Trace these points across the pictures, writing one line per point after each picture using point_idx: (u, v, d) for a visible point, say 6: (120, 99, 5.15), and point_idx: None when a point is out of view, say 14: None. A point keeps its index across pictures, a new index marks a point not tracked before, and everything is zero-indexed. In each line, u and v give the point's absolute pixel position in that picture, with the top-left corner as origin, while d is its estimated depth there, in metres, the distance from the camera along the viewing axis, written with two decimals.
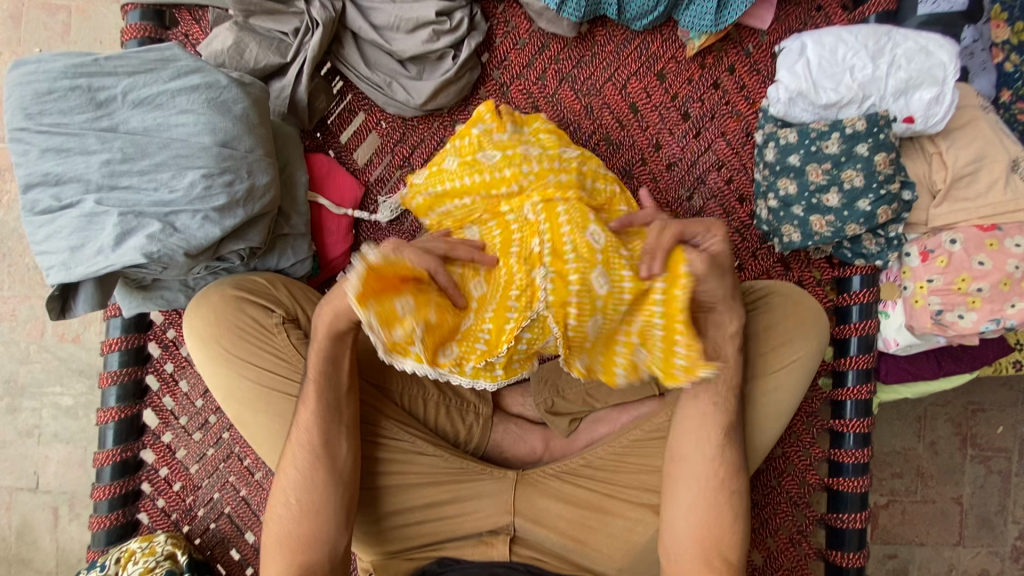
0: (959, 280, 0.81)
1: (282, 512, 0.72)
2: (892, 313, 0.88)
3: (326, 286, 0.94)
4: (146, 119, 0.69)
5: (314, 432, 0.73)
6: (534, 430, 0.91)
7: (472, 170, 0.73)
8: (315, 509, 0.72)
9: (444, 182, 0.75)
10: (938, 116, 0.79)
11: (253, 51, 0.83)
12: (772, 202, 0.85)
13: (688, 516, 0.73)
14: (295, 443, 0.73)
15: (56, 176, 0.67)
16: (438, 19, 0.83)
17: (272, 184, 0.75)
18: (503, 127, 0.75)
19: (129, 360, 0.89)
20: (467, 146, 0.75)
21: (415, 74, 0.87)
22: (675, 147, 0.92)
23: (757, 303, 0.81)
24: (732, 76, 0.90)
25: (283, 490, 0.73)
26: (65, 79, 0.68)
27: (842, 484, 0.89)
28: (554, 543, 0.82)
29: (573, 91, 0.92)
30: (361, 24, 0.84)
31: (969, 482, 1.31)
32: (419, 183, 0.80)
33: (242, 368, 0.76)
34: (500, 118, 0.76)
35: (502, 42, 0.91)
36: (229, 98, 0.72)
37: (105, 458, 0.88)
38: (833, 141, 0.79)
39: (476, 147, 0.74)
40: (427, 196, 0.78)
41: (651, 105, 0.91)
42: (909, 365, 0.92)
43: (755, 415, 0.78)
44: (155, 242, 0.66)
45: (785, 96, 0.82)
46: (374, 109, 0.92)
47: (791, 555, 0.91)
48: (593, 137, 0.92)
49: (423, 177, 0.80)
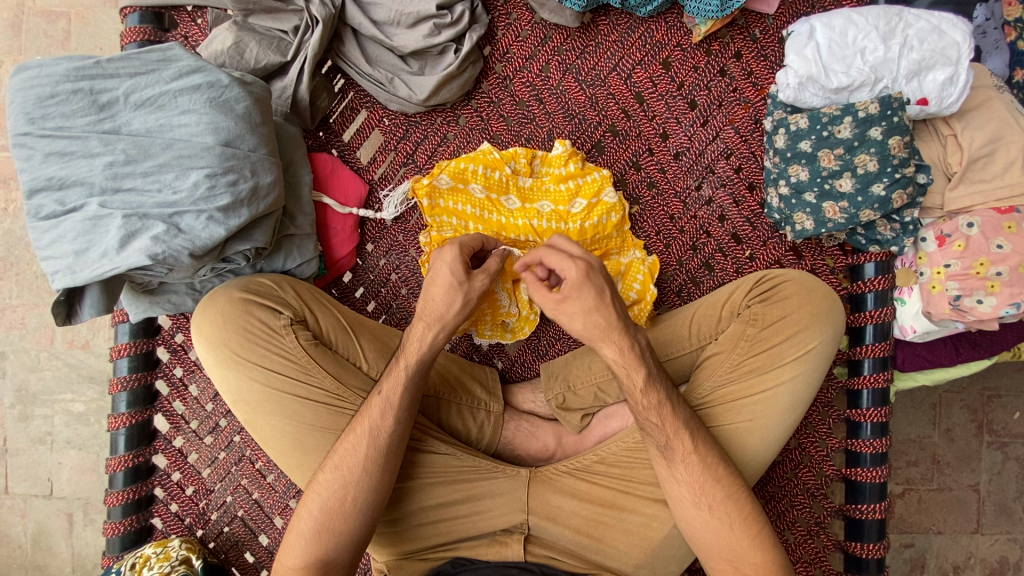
0: (977, 264, 0.79)
1: (302, 516, 0.72)
2: (908, 299, 0.86)
3: (333, 286, 0.93)
4: (149, 121, 0.68)
5: (347, 448, 0.72)
6: (546, 426, 0.90)
7: (497, 206, 0.88)
8: (333, 514, 0.71)
9: (467, 206, 0.87)
10: (953, 97, 0.77)
11: (253, 50, 0.82)
12: (784, 189, 0.84)
13: (707, 513, 0.72)
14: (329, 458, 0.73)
15: (61, 180, 0.66)
16: (439, 13, 0.82)
17: (276, 183, 0.74)
18: (529, 171, 0.89)
19: (138, 365, 0.88)
20: (496, 181, 0.88)
21: (416, 69, 0.86)
22: (682, 137, 0.90)
23: (771, 293, 0.79)
24: (738, 62, 0.89)
25: (306, 500, 0.72)
26: (65, 82, 0.67)
27: (860, 474, 0.88)
28: (568, 541, 0.82)
29: (577, 82, 0.90)
30: (360, 20, 0.83)
31: (986, 470, 1.30)
32: (440, 188, 0.86)
33: (251, 371, 0.76)
34: (530, 160, 0.89)
35: (504, 35, 0.90)
36: (231, 97, 0.71)
37: (116, 464, 0.87)
38: (845, 125, 0.78)
39: (501, 183, 0.88)
40: (448, 206, 0.86)
41: (657, 94, 0.90)
42: (927, 352, 0.90)
43: (768, 405, 0.77)
44: (159, 243, 0.66)
45: (795, 82, 0.80)
46: (377, 106, 0.91)
47: (809, 547, 0.90)
48: (598, 128, 0.91)
49: (445, 184, 0.86)
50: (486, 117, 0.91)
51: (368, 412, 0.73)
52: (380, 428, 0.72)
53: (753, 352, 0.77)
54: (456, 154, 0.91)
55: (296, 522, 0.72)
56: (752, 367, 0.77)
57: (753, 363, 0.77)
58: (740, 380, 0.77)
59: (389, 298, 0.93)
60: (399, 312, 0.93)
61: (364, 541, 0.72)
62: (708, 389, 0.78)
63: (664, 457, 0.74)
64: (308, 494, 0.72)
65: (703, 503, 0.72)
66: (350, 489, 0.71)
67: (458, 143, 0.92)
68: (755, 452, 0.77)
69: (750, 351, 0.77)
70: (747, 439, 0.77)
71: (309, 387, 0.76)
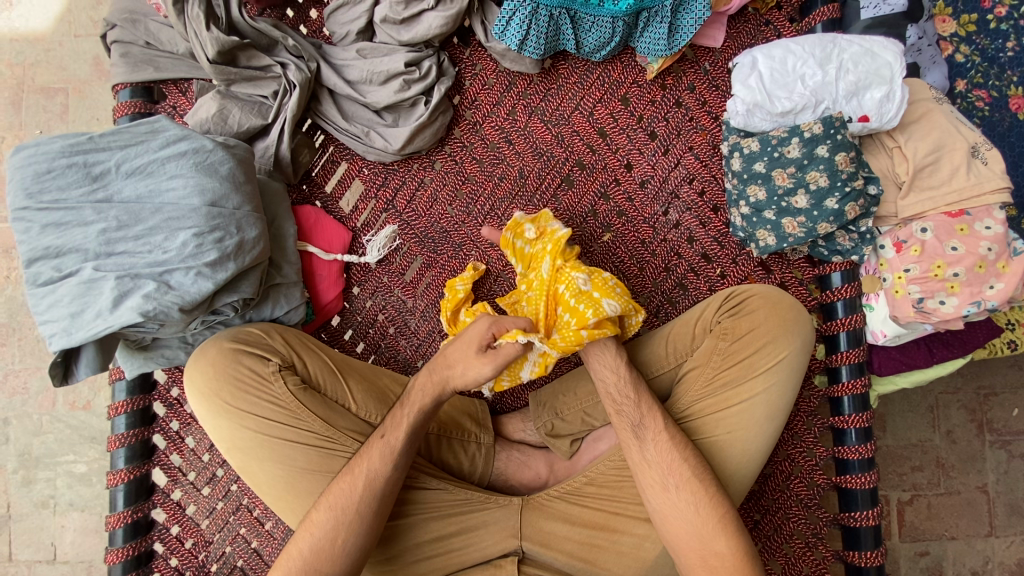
0: (935, 267, 0.82)
1: (290, 563, 0.72)
2: (876, 305, 0.89)
3: (322, 330, 0.96)
4: (139, 187, 0.73)
5: (340, 492, 0.74)
6: (536, 454, 0.92)
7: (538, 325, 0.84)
8: (326, 558, 0.72)
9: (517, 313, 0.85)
10: (891, 112, 0.82)
11: (235, 116, 0.87)
12: (745, 209, 0.88)
13: (697, 530, 0.73)
14: (320, 503, 0.74)
15: (57, 249, 0.70)
16: (407, 69, 0.88)
17: (261, 237, 0.79)
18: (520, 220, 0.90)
19: (135, 421, 0.90)
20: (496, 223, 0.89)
21: (390, 122, 0.92)
22: (646, 166, 0.95)
23: (739, 307, 0.82)
24: (692, 93, 0.95)
25: (298, 545, 0.73)
26: (60, 158, 0.72)
27: (850, 481, 0.89)
28: (564, 565, 0.82)
29: (543, 123, 0.96)
30: (335, 81, 0.89)
31: (992, 470, 1.29)
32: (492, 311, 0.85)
33: (242, 418, 0.78)
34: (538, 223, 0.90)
35: (471, 85, 0.96)
36: (215, 160, 0.76)
37: (116, 521, 0.88)
38: (793, 145, 0.83)
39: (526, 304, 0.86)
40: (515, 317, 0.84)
41: (618, 129, 0.95)
42: (902, 355, 0.92)
43: (743, 418, 0.79)
44: (151, 301, 0.69)
45: (743, 109, 0.85)
46: (356, 158, 0.96)
47: (809, 560, 0.90)
48: (566, 164, 0.96)
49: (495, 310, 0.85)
50: (460, 160, 0.96)
51: (369, 449, 0.76)
52: (375, 470, 0.74)
53: (725, 365, 0.80)
54: (433, 198, 0.96)
55: (284, 561, 0.73)
56: (726, 380, 0.79)
57: (726, 375, 0.79)
58: (716, 394, 0.80)
59: (377, 339, 0.96)
60: (387, 351, 0.96)
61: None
62: (687, 403, 0.81)
63: (651, 476, 0.75)
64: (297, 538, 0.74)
65: (690, 515, 0.73)
66: (349, 526, 0.73)
67: (436, 187, 0.96)
68: (738, 464, 0.79)
69: (722, 365, 0.80)
70: (729, 451, 0.79)
71: (298, 431, 0.78)
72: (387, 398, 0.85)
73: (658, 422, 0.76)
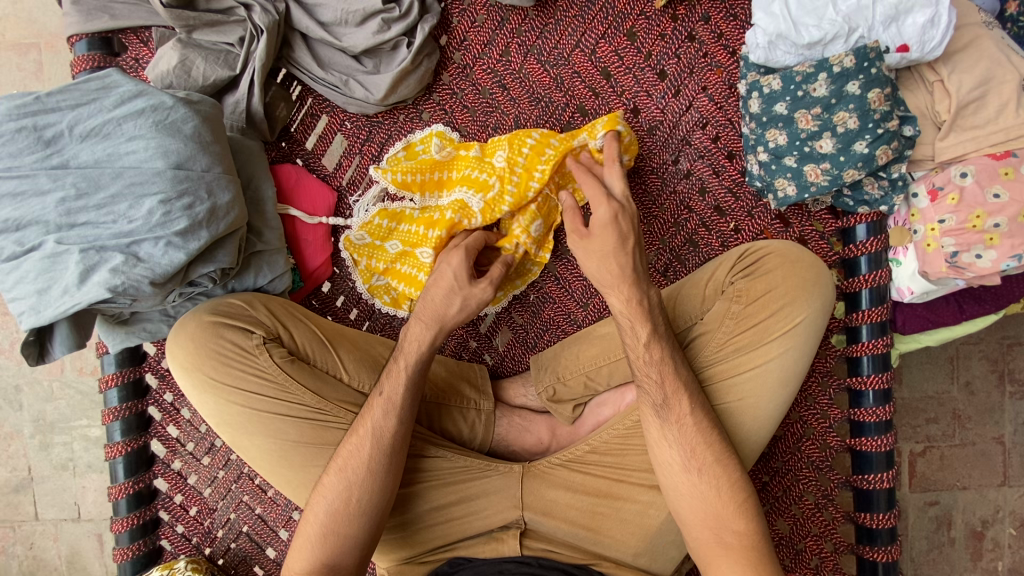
0: (974, 217, 0.74)
1: (302, 541, 0.71)
2: (903, 260, 0.82)
3: (312, 298, 0.92)
4: (96, 151, 0.67)
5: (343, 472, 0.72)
6: (538, 419, 0.89)
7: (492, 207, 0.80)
8: (336, 533, 0.70)
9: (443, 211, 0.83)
10: (935, 40, 0.71)
11: (199, 67, 0.80)
12: (763, 155, 0.80)
13: (701, 496, 0.70)
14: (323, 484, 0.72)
15: (16, 222, 0.65)
16: (386, 7, 0.79)
17: (235, 201, 0.73)
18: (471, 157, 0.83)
19: (128, 395, 0.89)
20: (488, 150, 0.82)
21: (371, 68, 0.83)
22: (654, 109, 0.86)
23: (755, 267, 0.76)
24: (707, 25, 0.84)
25: (307, 523, 0.72)
26: (8, 121, 0.66)
27: (865, 444, 0.85)
28: (565, 533, 0.81)
29: (540, 63, 0.87)
30: (307, 24, 0.81)
31: (1010, 421, 1.25)
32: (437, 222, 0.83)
33: (229, 393, 0.76)
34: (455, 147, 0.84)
35: (459, 22, 0.86)
36: (177, 118, 0.69)
37: (118, 492, 0.88)
38: (820, 82, 0.73)
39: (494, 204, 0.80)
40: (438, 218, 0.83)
41: (624, 68, 0.86)
42: (928, 313, 0.86)
43: (756, 384, 0.75)
44: (118, 275, 0.65)
45: (764, 41, 0.76)
46: (337, 110, 0.88)
47: (818, 521, 0.88)
48: (567, 110, 0.87)
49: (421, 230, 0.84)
50: (450, 110, 0.88)
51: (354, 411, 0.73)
52: (383, 437, 0.72)
53: (740, 328, 0.75)
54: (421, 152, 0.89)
55: (300, 538, 0.71)
56: (740, 345, 0.75)
57: (740, 340, 0.75)
58: (729, 359, 0.75)
59: (371, 305, 0.92)
60: (382, 317, 0.92)
61: (366, 556, 0.72)
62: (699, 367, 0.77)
63: (661, 427, 0.72)
64: (307, 516, 0.72)
65: (693, 485, 0.71)
66: (356, 512, 0.71)
67: None
68: (749, 430, 0.76)
69: (737, 328, 0.75)
70: (741, 417, 0.76)
71: (289, 405, 0.76)
72: (380, 366, 0.82)
73: (677, 401, 0.72)
